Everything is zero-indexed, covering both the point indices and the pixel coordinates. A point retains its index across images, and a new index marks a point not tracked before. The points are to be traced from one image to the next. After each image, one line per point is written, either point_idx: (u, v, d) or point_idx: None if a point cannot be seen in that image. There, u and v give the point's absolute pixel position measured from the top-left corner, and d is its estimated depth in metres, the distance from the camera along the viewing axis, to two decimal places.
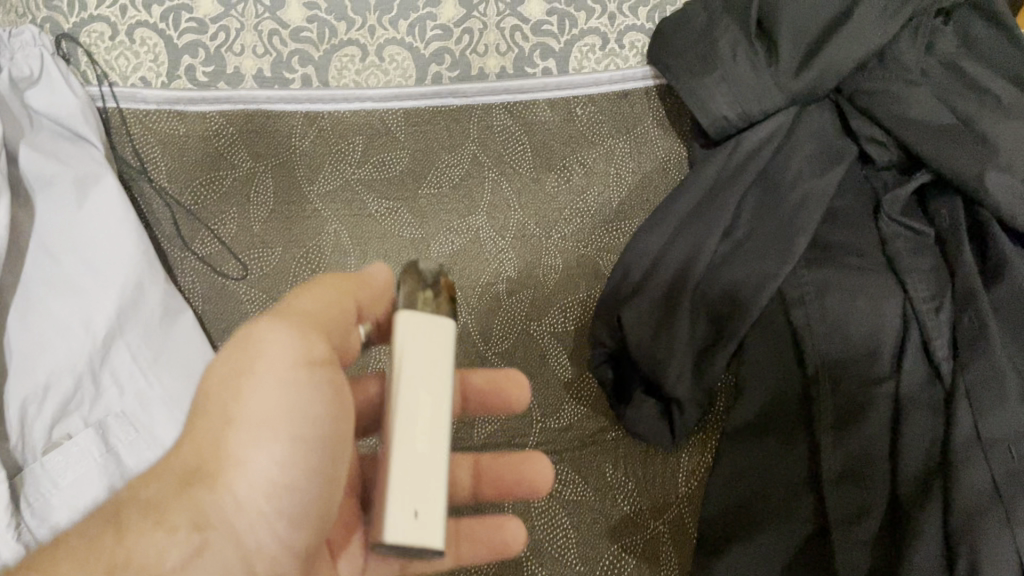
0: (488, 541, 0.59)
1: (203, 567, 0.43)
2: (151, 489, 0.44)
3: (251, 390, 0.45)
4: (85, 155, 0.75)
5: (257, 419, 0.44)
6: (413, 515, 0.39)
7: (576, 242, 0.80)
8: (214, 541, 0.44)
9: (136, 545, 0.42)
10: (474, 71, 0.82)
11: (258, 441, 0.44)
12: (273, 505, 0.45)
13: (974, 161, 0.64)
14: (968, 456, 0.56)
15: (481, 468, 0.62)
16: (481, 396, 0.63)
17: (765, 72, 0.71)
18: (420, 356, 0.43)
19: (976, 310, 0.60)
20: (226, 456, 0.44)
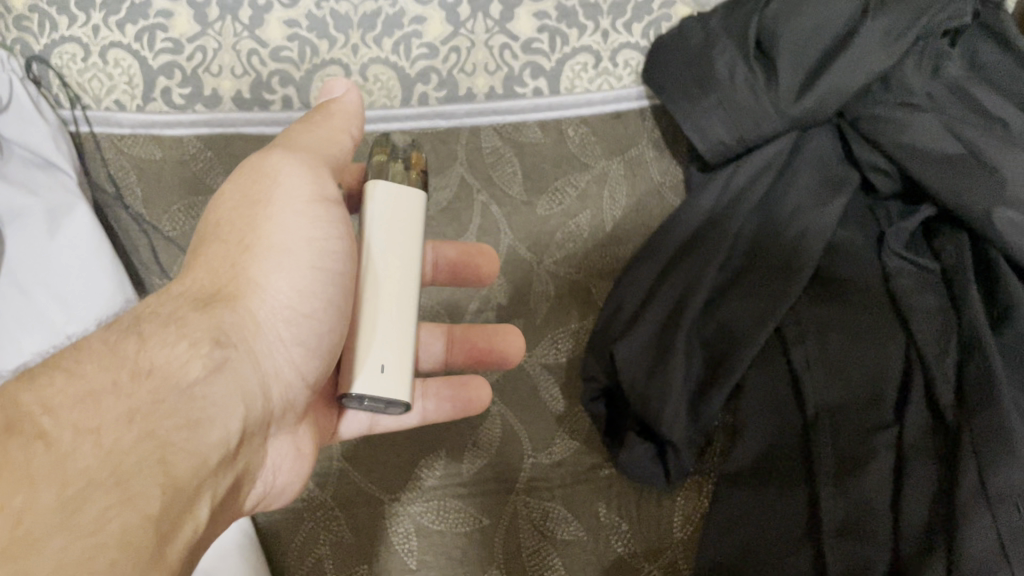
0: (454, 396, 0.65)
1: (223, 381, 0.42)
2: (173, 293, 0.44)
3: (270, 212, 0.47)
4: (57, 183, 0.72)
5: (278, 246, 0.47)
6: (381, 368, 0.49)
7: (569, 268, 0.78)
8: (236, 362, 0.44)
9: (157, 350, 0.40)
10: (462, 91, 0.78)
11: (278, 268, 0.47)
12: (291, 334, 0.47)
13: (982, 198, 0.60)
14: (973, 514, 0.52)
15: (455, 337, 0.69)
16: (452, 269, 0.70)
17: (764, 96, 0.68)
18: (386, 222, 0.51)
19: (982, 358, 0.56)
20: (248, 280, 0.46)
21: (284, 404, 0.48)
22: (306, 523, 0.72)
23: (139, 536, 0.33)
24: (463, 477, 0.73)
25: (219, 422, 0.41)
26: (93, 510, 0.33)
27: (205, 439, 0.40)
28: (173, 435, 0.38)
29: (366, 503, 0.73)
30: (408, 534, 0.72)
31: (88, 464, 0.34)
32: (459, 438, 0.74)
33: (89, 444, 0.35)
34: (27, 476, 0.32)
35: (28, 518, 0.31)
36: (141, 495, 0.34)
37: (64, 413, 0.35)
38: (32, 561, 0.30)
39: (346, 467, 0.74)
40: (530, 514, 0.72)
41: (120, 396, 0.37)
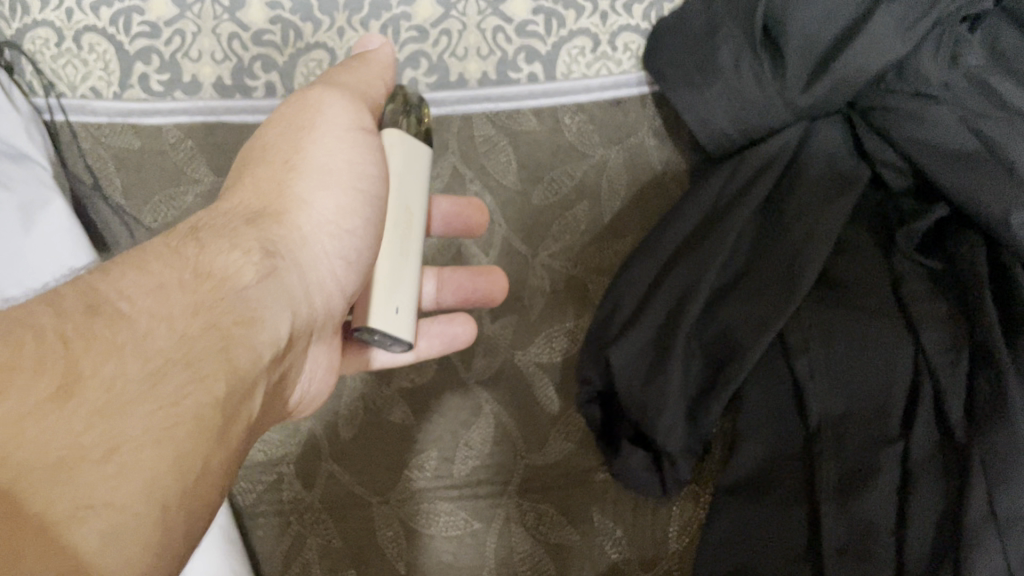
0: (443, 333, 0.64)
1: (274, 287, 0.42)
2: (223, 209, 0.45)
3: (314, 136, 0.47)
4: (31, 175, 0.68)
5: (321, 166, 0.47)
6: (395, 310, 0.49)
7: (565, 262, 0.75)
8: (284, 271, 0.43)
9: (213, 254, 0.40)
10: (453, 76, 0.75)
11: (320, 185, 0.47)
12: (335, 249, 0.47)
13: (999, 199, 0.55)
14: (980, 537, 0.50)
15: (443, 278, 0.67)
16: (445, 219, 0.67)
17: (770, 87, 0.64)
18: (405, 165, 0.51)
19: (994, 372, 0.53)
20: (293, 197, 0.46)
21: (326, 318, 0.47)
22: (293, 528, 0.70)
23: (209, 417, 0.34)
24: (454, 479, 0.71)
25: (273, 319, 0.41)
26: (172, 386, 0.34)
27: (264, 333, 0.40)
28: (235, 329, 0.38)
29: (355, 507, 0.70)
30: (397, 538, 0.70)
31: (164, 344, 0.35)
32: (449, 440, 0.72)
33: (164, 327, 0.36)
34: (112, 348, 0.34)
35: (117, 388, 0.33)
36: (210, 378, 0.35)
37: (137, 299, 0.36)
38: (121, 427, 0.32)
39: (334, 468, 0.71)
40: (523, 519, 0.70)
41: (186, 291, 0.38)
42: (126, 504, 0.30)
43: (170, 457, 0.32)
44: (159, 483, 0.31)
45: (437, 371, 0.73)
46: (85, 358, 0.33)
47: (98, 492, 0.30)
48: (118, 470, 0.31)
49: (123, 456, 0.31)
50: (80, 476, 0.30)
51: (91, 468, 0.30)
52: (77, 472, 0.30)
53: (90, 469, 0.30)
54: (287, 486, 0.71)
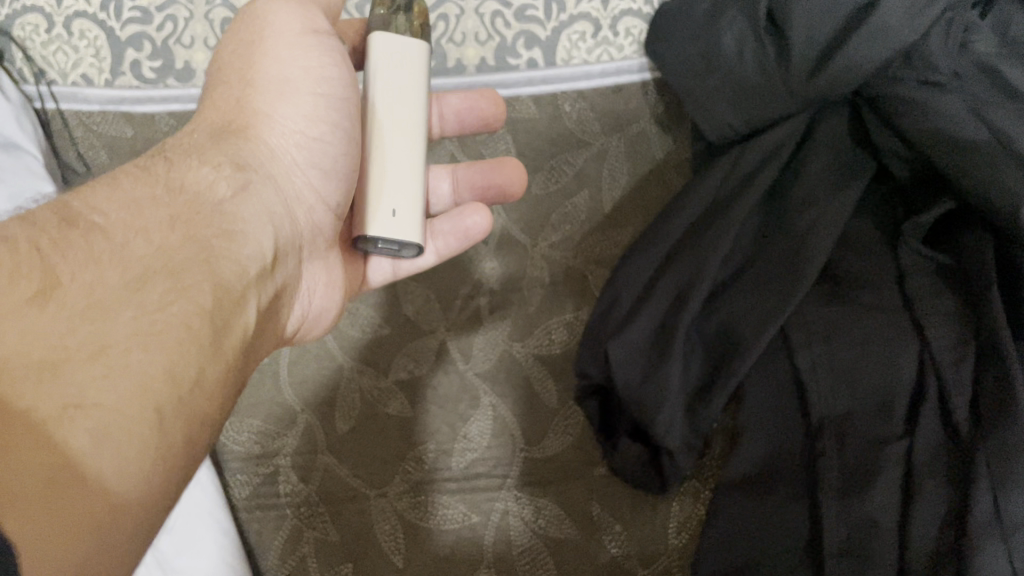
0: (457, 228, 0.62)
1: (250, 201, 0.45)
2: (190, 129, 0.48)
3: (269, 46, 0.49)
4: (21, 165, 0.67)
5: (278, 78, 0.49)
6: (392, 214, 0.51)
7: (565, 252, 0.74)
8: (258, 184, 0.47)
9: (185, 171, 0.44)
10: (450, 62, 0.73)
11: (281, 97, 0.49)
12: (304, 158, 0.50)
13: (1009, 194, 0.53)
14: (986, 540, 0.49)
15: (457, 177, 0.66)
16: (458, 115, 0.66)
17: (774, 74, 0.62)
18: (389, 69, 0.51)
19: (1000, 369, 0.51)
20: (255, 112, 0.49)
21: (312, 230, 0.51)
22: (290, 522, 0.70)
23: (197, 323, 0.36)
24: (453, 471, 0.70)
25: (251, 236, 0.44)
26: (154, 293, 0.36)
27: (243, 250, 0.42)
28: (214, 242, 0.41)
29: (351, 500, 0.70)
30: (394, 532, 0.69)
31: (144, 253, 0.37)
32: (447, 432, 0.71)
33: (142, 238, 0.38)
34: (92, 256, 0.36)
35: (98, 293, 0.34)
36: (194, 287, 0.37)
37: (113, 214, 0.39)
38: (106, 330, 0.33)
39: (331, 462, 0.70)
40: (522, 512, 0.69)
41: (161, 205, 0.41)
42: (119, 407, 0.31)
43: (162, 363, 0.33)
44: (153, 385, 0.33)
45: (435, 363, 0.72)
46: (65, 267, 0.35)
47: (90, 392, 0.31)
48: (105, 373, 0.32)
49: (110, 359, 0.32)
50: (64, 372, 0.31)
51: (78, 366, 0.31)
52: (65, 370, 0.31)
53: (78, 369, 0.31)
54: (284, 478, 0.70)
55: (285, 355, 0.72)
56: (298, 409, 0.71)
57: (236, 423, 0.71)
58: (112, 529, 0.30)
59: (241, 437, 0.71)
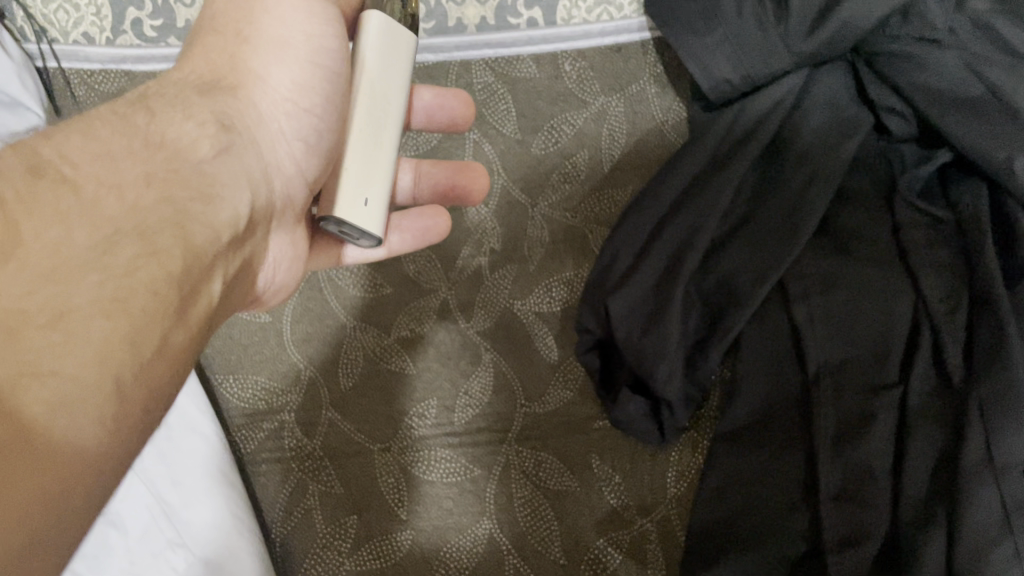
0: (416, 228, 0.63)
1: (231, 163, 0.43)
2: (176, 79, 0.45)
3: (275, 6, 0.48)
4: (25, 124, 0.66)
5: (277, 40, 0.48)
6: (364, 203, 0.49)
7: (564, 211, 0.74)
8: (241, 146, 0.44)
9: (167, 125, 0.41)
10: (451, 22, 0.74)
11: (277, 60, 0.48)
12: (293, 129, 0.48)
13: (1003, 144, 0.56)
14: (977, 483, 0.50)
15: (420, 173, 0.66)
16: (429, 111, 0.66)
17: (773, 31, 0.63)
18: (382, 51, 0.49)
19: (993, 318, 0.53)
20: (249, 71, 0.47)
21: (286, 201, 0.49)
22: (294, 475, 0.70)
23: (165, 288, 0.34)
24: (455, 425, 0.71)
25: (227, 201, 0.41)
26: (123, 256, 0.34)
27: (220, 213, 0.40)
28: (191, 205, 0.38)
29: (355, 454, 0.71)
30: (397, 484, 0.70)
31: (113, 214, 0.35)
32: (450, 389, 0.72)
33: (112, 197, 0.36)
34: (57, 212, 0.33)
35: (63, 255, 0.32)
36: (165, 251, 0.35)
37: (83, 166, 0.36)
38: (69, 294, 0.31)
39: (341, 422, 0.71)
40: (523, 465, 0.70)
41: (136, 160, 0.38)
42: (77, 374, 0.29)
43: (124, 328, 0.32)
44: (111, 355, 0.31)
45: (437, 320, 0.73)
46: (29, 223, 0.32)
47: (49, 359, 0.29)
48: (66, 337, 0.30)
49: (70, 324, 0.30)
50: (24, 339, 0.29)
51: (35, 333, 0.29)
52: (24, 337, 0.29)
53: (35, 334, 0.29)
54: (289, 433, 0.71)
55: (290, 317, 0.73)
56: (302, 367, 0.72)
57: (240, 380, 0.73)
58: (59, 504, 0.28)
59: (246, 393, 0.72)
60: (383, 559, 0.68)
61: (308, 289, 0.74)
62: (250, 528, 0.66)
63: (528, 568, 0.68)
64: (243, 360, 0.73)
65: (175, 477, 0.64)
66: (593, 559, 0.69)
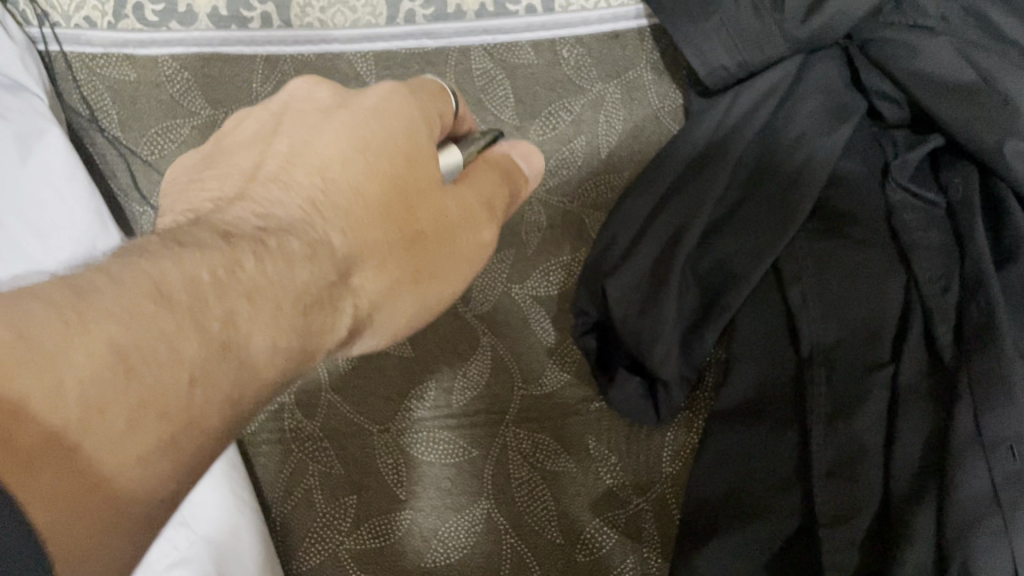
0: None
1: (319, 265, 0.38)
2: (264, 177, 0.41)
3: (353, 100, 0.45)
4: (27, 105, 0.68)
5: (344, 204, 0.41)
6: None
7: (562, 196, 0.75)
8: (322, 271, 0.38)
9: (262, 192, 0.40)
10: (450, 9, 0.75)
11: (350, 225, 0.41)
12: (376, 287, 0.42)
13: (993, 128, 0.56)
14: (967, 458, 0.51)
15: None
16: None
17: (769, 19, 0.63)
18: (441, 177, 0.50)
19: (985, 298, 0.54)
20: (322, 218, 0.40)
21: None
22: (294, 456, 0.71)
23: (247, 367, 0.33)
24: (453, 409, 0.72)
25: (323, 272, 0.38)
26: (228, 334, 0.33)
27: (297, 271, 0.37)
28: (293, 304, 0.36)
29: (354, 436, 0.71)
30: (396, 466, 0.71)
31: (232, 309, 0.33)
32: (448, 372, 0.73)
33: (220, 295, 0.33)
34: (163, 296, 0.31)
35: (177, 339, 0.30)
36: (261, 336, 0.34)
37: (189, 260, 0.33)
38: (175, 381, 0.30)
39: (344, 407, 0.72)
40: (520, 446, 0.71)
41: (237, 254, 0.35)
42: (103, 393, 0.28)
43: (201, 408, 0.31)
44: (191, 425, 0.31)
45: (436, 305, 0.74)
46: (79, 272, 0.30)
47: (135, 448, 0.29)
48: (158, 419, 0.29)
49: (168, 402, 0.30)
50: (142, 427, 0.29)
51: (146, 426, 0.29)
52: (138, 423, 0.29)
53: (137, 424, 0.29)
54: (288, 415, 0.72)
55: None
56: None
57: None
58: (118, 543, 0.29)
59: None
60: (382, 538, 0.70)
61: None
62: (250, 509, 0.67)
63: (527, 549, 0.69)
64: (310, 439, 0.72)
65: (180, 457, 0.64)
66: (589, 540, 0.69)
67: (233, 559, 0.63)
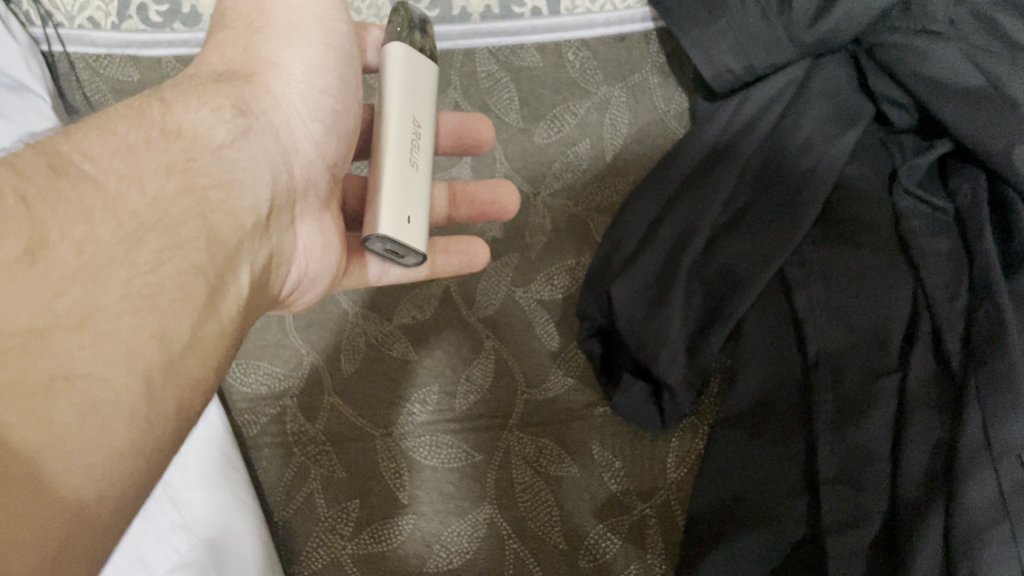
0: (464, 255, 0.64)
1: (248, 146, 0.43)
2: (193, 75, 0.46)
3: (290, 36, 0.47)
4: (30, 106, 0.67)
5: (274, 59, 0.47)
6: (407, 219, 0.47)
7: (567, 200, 0.75)
8: (258, 130, 0.44)
9: (182, 113, 0.41)
10: (456, 10, 0.75)
11: (290, 42, 0.47)
12: (308, 109, 0.48)
13: (1003, 133, 0.56)
14: (975, 466, 0.51)
15: (455, 188, 0.66)
16: (453, 134, 0.66)
17: (776, 22, 0.63)
18: (408, 83, 0.49)
19: (992, 305, 0.53)
20: (262, 59, 0.47)
21: (306, 183, 0.48)
22: (296, 459, 0.71)
23: (191, 283, 0.35)
24: (456, 412, 0.71)
25: (248, 185, 0.41)
26: (147, 251, 0.34)
27: (232, 221, 0.39)
28: (211, 193, 0.39)
29: (357, 439, 0.71)
30: (397, 469, 0.70)
31: (137, 207, 0.35)
32: (451, 376, 0.72)
33: (135, 189, 0.36)
34: (83, 210, 0.33)
35: (90, 251, 0.32)
36: (189, 244, 0.36)
37: (105, 161, 0.36)
38: (97, 293, 0.31)
39: (351, 413, 0.71)
40: (523, 451, 0.71)
41: (155, 150, 0.38)
42: (128, 386, 0.30)
43: (153, 325, 0.32)
44: (142, 353, 0.31)
45: (441, 311, 0.73)
46: (54, 221, 0.32)
47: (80, 363, 0.29)
48: (95, 339, 0.30)
49: (99, 325, 0.30)
50: (54, 341, 0.29)
51: (65, 335, 0.29)
52: (53, 338, 0.29)
53: (67, 335, 0.29)
54: (291, 418, 0.72)
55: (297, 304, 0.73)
56: (304, 352, 0.73)
57: (243, 365, 0.73)
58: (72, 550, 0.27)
59: (250, 379, 0.73)
60: (383, 543, 0.68)
61: None
62: (249, 514, 0.66)
63: (530, 554, 0.68)
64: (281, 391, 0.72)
65: (182, 461, 0.64)
66: (592, 546, 0.69)
67: (236, 565, 0.62)
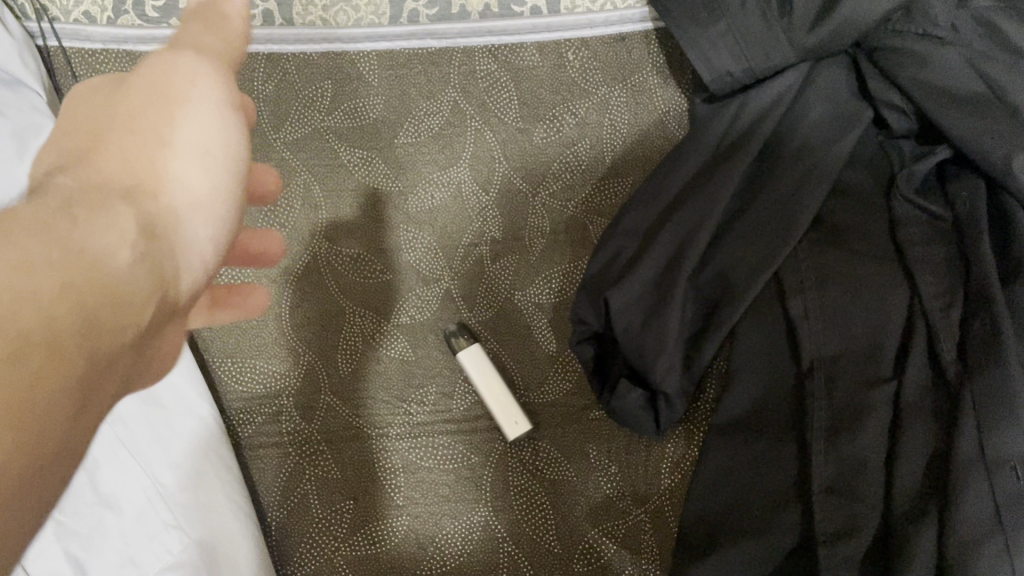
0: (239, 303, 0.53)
1: (152, 263, 0.34)
2: (57, 181, 0.34)
3: (181, 111, 0.37)
4: (25, 102, 0.67)
5: (161, 172, 0.36)
6: None
7: (565, 200, 0.75)
8: (161, 253, 0.35)
9: (89, 228, 0.32)
10: (455, 9, 0.75)
11: (184, 160, 0.37)
12: (207, 234, 0.38)
13: (1002, 143, 0.56)
14: (970, 479, 0.51)
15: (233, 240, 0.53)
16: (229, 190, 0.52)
17: (776, 25, 0.62)
18: None
19: (989, 315, 0.53)
20: (156, 177, 0.36)
21: (191, 298, 0.38)
22: (292, 459, 0.70)
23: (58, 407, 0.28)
24: (453, 413, 0.71)
25: (145, 304, 0.33)
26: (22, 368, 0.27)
27: (122, 343, 0.31)
28: (101, 312, 0.30)
29: (354, 440, 0.71)
30: (395, 470, 0.70)
31: (23, 322, 0.27)
32: (450, 376, 0.72)
33: (25, 306, 0.28)
34: None
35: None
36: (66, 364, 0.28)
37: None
38: None
39: (348, 414, 0.71)
40: (520, 453, 0.71)
41: (51, 263, 0.29)
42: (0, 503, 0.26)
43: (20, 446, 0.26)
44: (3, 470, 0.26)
45: (440, 314, 0.73)
46: None
47: None
48: None
49: None
50: None
51: None
52: None
53: None
54: (286, 418, 0.71)
55: (290, 298, 0.73)
56: (301, 352, 0.72)
57: (238, 363, 0.72)
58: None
59: (246, 378, 0.72)
60: (379, 545, 0.69)
61: (305, 271, 0.73)
62: (245, 510, 0.66)
63: (525, 557, 0.69)
64: (273, 395, 0.72)
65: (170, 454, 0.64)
66: (587, 550, 0.69)
67: (224, 560, 0.63)
